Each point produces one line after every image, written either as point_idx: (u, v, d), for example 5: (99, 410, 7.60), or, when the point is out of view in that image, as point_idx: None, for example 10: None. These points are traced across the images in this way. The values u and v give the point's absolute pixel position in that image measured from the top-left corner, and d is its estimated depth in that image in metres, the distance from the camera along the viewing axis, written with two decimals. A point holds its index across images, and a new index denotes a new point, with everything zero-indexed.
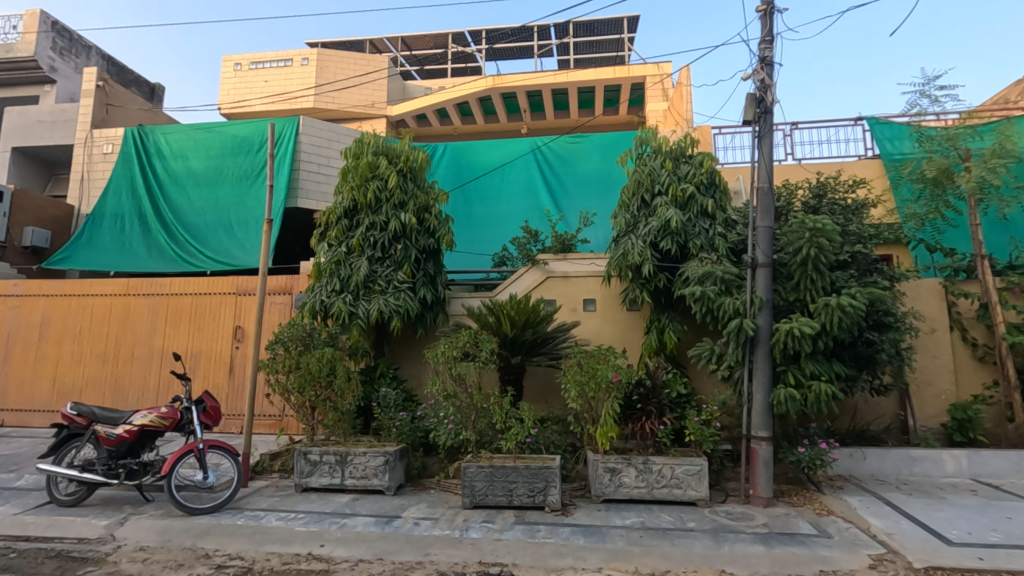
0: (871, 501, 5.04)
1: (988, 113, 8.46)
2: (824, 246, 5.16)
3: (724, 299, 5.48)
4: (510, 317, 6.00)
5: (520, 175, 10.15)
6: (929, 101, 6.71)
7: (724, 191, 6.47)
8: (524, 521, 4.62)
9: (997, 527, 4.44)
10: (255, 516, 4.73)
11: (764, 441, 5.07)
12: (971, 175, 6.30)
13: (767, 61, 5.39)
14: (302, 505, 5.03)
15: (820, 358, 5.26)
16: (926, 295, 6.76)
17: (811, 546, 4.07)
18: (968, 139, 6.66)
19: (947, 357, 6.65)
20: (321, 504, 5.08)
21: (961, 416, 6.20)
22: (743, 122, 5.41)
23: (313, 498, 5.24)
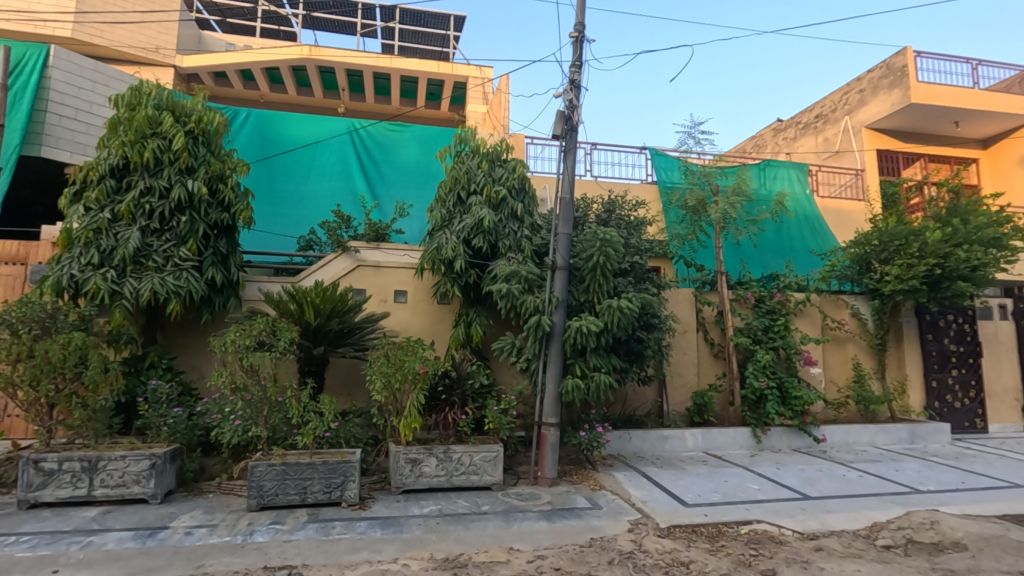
0: (632, 474, 5.93)
1: (732, 158, 10.53)
2: (611, 255, 5.89)
3: (526, 296, 5.92)
4: (315, 304, 5.64)
5: (334, 156, 9.65)
6: (695, 142, 8.10)
7: (532, 197, 6.95)
8: (317, 519, 4.40)
9: (718, 488, 5.57)
10: None
11: (552, 427, 5.61)
12: (718, 207, 7.78)
13: (575, 84, 5.95)
14: (27, 526, 4.08)
15: (602, 353, 5.99)
16: (682, 302, 8.15)
17: (585, 518, 4.64)
18: (719, 178, 8.20)
19: (693, 353, 8.12)
20: (58, 521, 4.18)
21: (700, 401, 7.63)
22: (552, 136, 5.91)
23: (44, 516, 4.27)
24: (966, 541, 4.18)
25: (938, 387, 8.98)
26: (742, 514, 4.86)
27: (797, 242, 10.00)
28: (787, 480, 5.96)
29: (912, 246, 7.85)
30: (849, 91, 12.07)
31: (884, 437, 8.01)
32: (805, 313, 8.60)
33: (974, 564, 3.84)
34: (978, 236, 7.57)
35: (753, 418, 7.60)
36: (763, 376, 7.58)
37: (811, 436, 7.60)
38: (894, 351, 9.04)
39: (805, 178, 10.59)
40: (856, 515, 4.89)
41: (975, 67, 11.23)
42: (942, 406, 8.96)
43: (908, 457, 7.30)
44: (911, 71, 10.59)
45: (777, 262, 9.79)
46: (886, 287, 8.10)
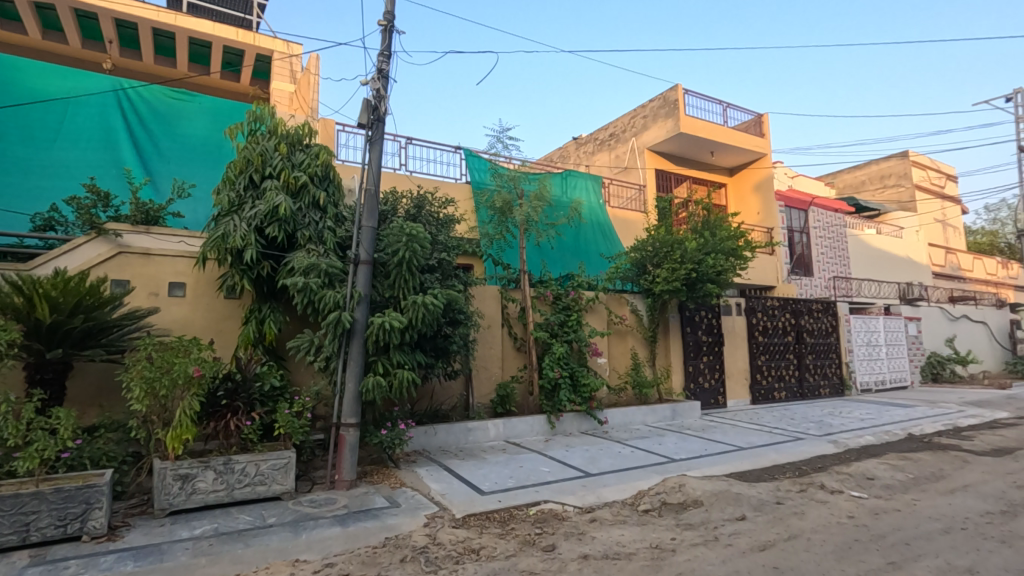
0: (434, 469, 5.99)
1: (537, 166, 11.30)
2: (417, 251, 5.85)
3: (326, 291, 5.59)
4: (51, 298, 4.58)
5: (90, 119, 8.00)
6: (503, 146, 8.47)
7: (338, 187, 6.58)
8: (44, 561, 3.59)
9: (513, 474, 5.91)
10: None
11: (352, 427, 5.39)
12: (522, 210, 8.30)
13: (383, 73, 5.78)
14: None
15: (406, 349, 5.92)
16: (488, 299, 8.50)
17: (381, 518, 4.54)
18: (524, 182, 8.73)
19: (497, 347, 8.53)
20: None
21: (503, 392, 8.08)
22: (357, 124, 5.67)
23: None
24: (703, 498, 5.05)
25: (693, 371, 10.77)
26: (532, 496, 5.23)
27: (590, 245, 11.12)
28: (573, 460, 6.60)
29: (676, 253, 9.29)
30: (634, 116, 13.80)
31: (653, 416, 9.35)
32: (595, 309, 9.63)
33: (707, 516, 4.67)
34: (721, 246, 9.26)
35: (549, 406, 8.26)
36: (557, 366, 8.29)
37: (596, 419, 8.54)
38: (663, 342, 10.59)
39: (599, 189, 11.80)
40: (625, 486, 5.60)
41: (725, 108, 13.73)
42: (695, 387, 10.76)
43: (669, 431, 8.62)
44: (680, 105, 12.52)
45: (574, 263, 10.78)
46: (657, 287, 9.45)
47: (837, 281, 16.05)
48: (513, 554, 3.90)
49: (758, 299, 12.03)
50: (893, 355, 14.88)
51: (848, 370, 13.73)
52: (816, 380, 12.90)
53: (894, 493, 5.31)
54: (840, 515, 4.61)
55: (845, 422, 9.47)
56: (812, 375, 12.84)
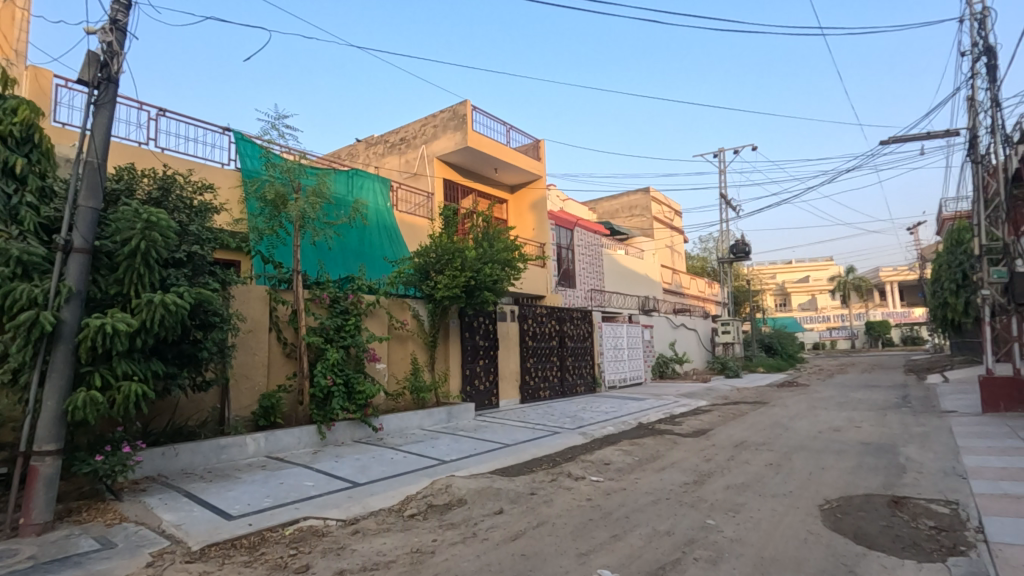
0: (170, 496, 5.14)
1: (320, 161, 10.64)
2: (157, 242, 4.96)
3: (16, 284, 4.37)
4: None
5: None
6: (278, 134, 7.73)
7: (46, 153, 5.23)
8: None
9: (270, 493, 5.39)
10: None
11: (50, 455, 4.31)
12: (298, 205, 7.69)
13: (119, 25, 4.78)
14: None
15: (137, 357, 4.96)
16: (253, 300, 7.65)
17: (86, 565, 3.70)
18: (302, 176, 8.12)
19: (263, 353, 7.73)
20: None
21: (266, 403, 7.34)
22: (76, 81, 4.63)
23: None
24: (467, 496, 5.27)
25: (469, 374, 11.26)
26: (290, 514, 4.83)
27: (373, 248, 10.88)
28: (341, 471, 6.30)
29: (456, 261, 9.63)
30: (425, 124, 13.94)
31: (429, 419, 9.49)
32: (375, 314, 9.38)
33: (468, 514, 4.88)
34: (497, 257, 9.89)
35: (319, 416, 7.77)
36: (331, 373, 7.86)
37: (370, 426, 8.31)
38: (442, 347, 10.86)
39: (387, 192, 11.60)
40: (393, 492, 5.55)
41: (508, 130, 14.78)
42: (471, 389, 11.26)
43: (443, 434, 8.84)
44: (468, 120, 13.09)
45: (355, 265, 10.40)
46: (437, 293, 9.66)
47: (594, 293, 18.48)
48: None
49: (529, 307, 13.15)
50: (632, 357, 17.69)
51: (599, 370, 15.87)
52: (574, 379, 14.61)
53: (623, 474, 6.26)
54: (580, 499, 5.25)
55: (593, 416, 10.89)
56: (571, 375, 14.50)
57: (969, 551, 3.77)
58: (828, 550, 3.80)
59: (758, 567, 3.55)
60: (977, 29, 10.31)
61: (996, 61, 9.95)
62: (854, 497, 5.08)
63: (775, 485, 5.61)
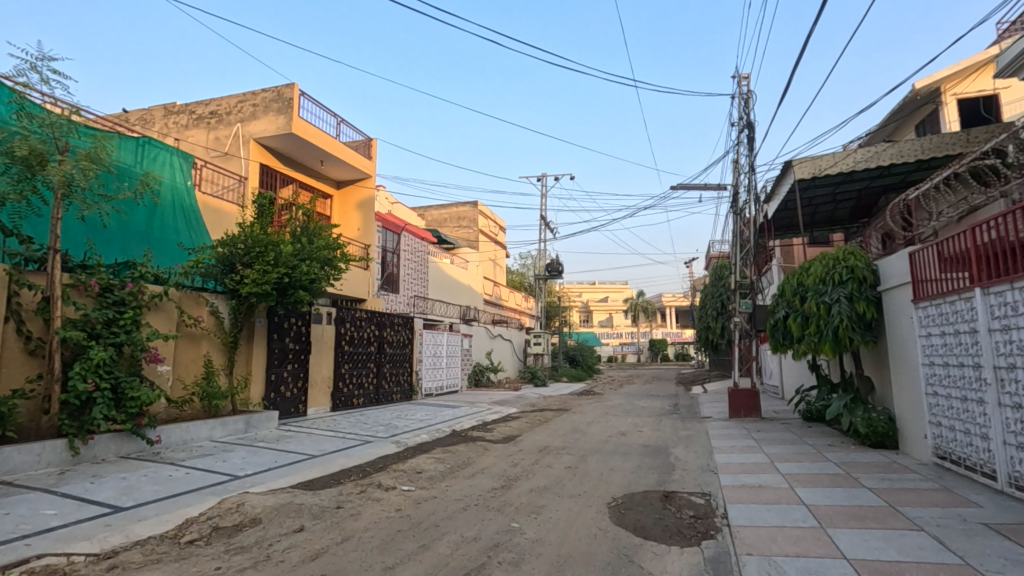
0: None
1: (98, 121, 8.88)
2: None
3: None
4: None
5: None
6: (40, 79, 6.26)
7: None
8: None
9: None
10: None
11: None
12: (62, 169, 6.29)
13: None
14: None
15: None
16: None
17: None
18: (70, 134, 6.68)
19: None
20: None
21: None
22: None
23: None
24: (261, 515, 4.76)
25: (275, 380, 10.28)
26: (16, 553, 3.84)
27: (165, 231, 9.37)
28: (98, 494, 5.23)
29: (269, 255, 8.78)
30: (242, 101, 12.52)
31: (221, 430, 8.41)
32: (161, 308, 8.03)
33: (262, 535, 4.40)
34: (317, 255, 9.26)
35: (72, 427, 6.38)
36: (92, 377, 6.50)
37: (144, 439, 7.07)
38: (244, 349, 9.75)
39: (188, 170, 10.12)
40: (168, 516, 4.76)
41: (339, 123, 14.03)
42: (275, 396, 10.28)
43: (238, 445, 7.92)
44: (294, 104, 12.10)
45: (138, 250, 8.84)
46: (243, 289, 8.69)
47: (417, 300, 18.33)
48: None
49: (348, 310, 12.52)
50: (450, 365, 17.91)
51: (417, 377, 15.75)
52: (390, 387, 14.25)
53: (434, 482, 6.25)
54: (389, 510, 5.10)
55: (408, 424, 10.73)
56: (387, 382, 14.13)
57: (717, 534, 4.53)
58: (613, 543, 4.24)
59: (554, 564, 3.81)
60: (743, 106, 12.72)
61: (755, 134, 12.36)
62: (634, 494, 5.78)
63: (573, 486, 6.12)
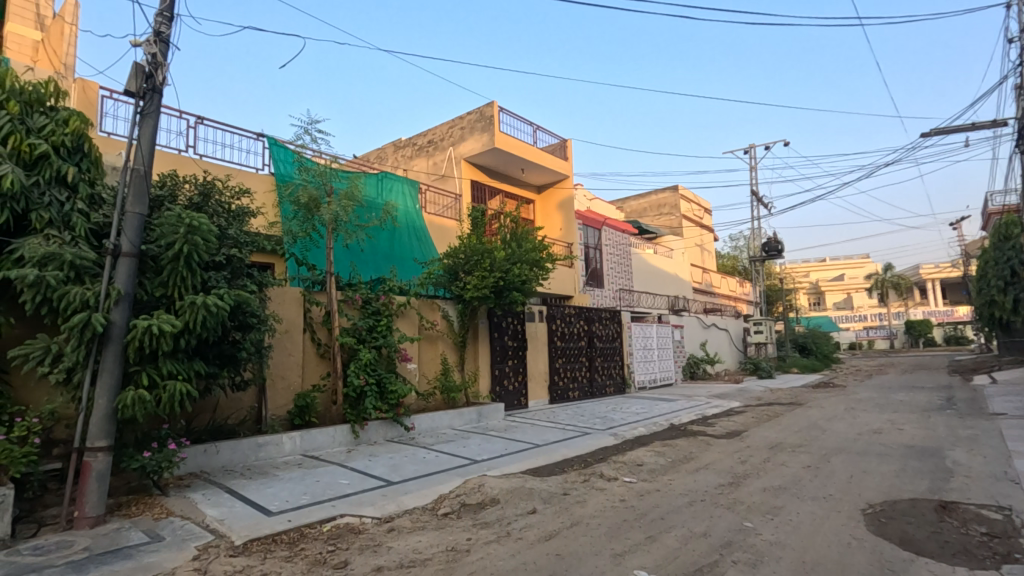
0: (212, 492, 5.31)
1: (349, 165, 10.84)
2: (199, 245, 5.18)
3: (70, 288, 4.61)
4: None
5: None
6: (311, 139, 7.92)
7: (96, 163, 5.47)
8: None
9: (307, 490, 5.51)
10: None
11: (102, 451, 4.53)
12: (331, 208, 7.88)
13: (161, 37, 5.00)
14: None
15: (181, 357, 5.17)
16: (288, 301, 7.83)
17: (137, 557, 3.88)
18: (333, 179, 8.31)
19: (298, 354, 7.91)
20: None
21: (302, 403, 7.51)
22: (124, 91, 4.86)
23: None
24: (499, 496, 5.30)
25: (499, 374, 11.29)
26: (327, 511, 4.93)
27: (403, 249, 11.00)
28: (375, 469, 6.40)
29: (486, 262, 9.65)
30: (452, 127, 14.05)
31: (460, 419, 9.55)
32: (405, 315, 9.48)
33: (501, 513, 4.90)
34: (526, 257, 9.90)
35: (353, 415, 7.92)
36: (363, 373, 7.98)
37: (403, 426, 8.42)
38: (472, 348, 10.91)
39: (416, 195, 11.73)
40: (426, 491, 5.61)
41: (535, 130, 14.78)
42: (501, 389, 11.29)
43: (474, 433, 8.88)
44: (494, 121, 13.12)
45: (386, 267, 10.56)
46: (466, 294, 9.70)
47: (623, 293, 18.31)
48: None
49: (558, 307, 13.11)
50: (662, 357, 17.47)
51: (629, 370, 15.73)
52: (603, 380, 14.51)
53: (656, 475, 6.19)
54: (613, 500, 5.22)
55: (623, 417, 10.78)
56: (600, 375, 14.40)
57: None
58: (873, 556, 3.69)
59: (799, 571, 3.47)
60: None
61: None
62: (899, 501, 4.93)
63: (815, 487, 5.48)
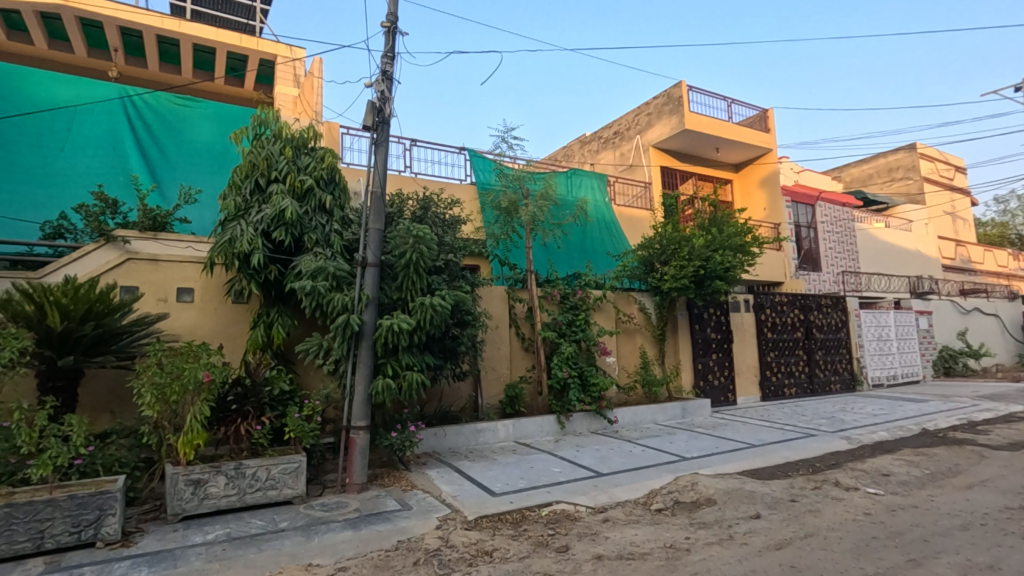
0: (445, 470, 6.00)
1: (541, 166, 11.30)
2: (424, 252, 5.90)
3: (334, 294, 5.61)
4: (62, 305, 4.67)
5: (97, 127, 8.20)
6: (507, 146, 8.43)
7: (343, 190, 6.58)
8: (59, 568, 3.65)
9: (523, 475, 5.89)
10: None
11: (362, 430, 5.42)
12: (528, 210, 8.31)
13: (387, 75, 5.79)
14: None
15: (415, 350, 5.95)
16: (495, 299, 8.47)
17: (394, 521, 4.58)
18: (529, 182, 8.74)
19: (506, 348, 8.52)
20: None
21: (512, 393, 8.06)
22: (363, 126, 5.72)
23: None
24: (716, 496, 5.02)
25: (703, 369, 10.70)
26: (544, 496, 5.22)
27: (596, 243, 11.09)
28: (584, 460, 6.57)
29: (683, 250, 9.20)
30: (639, 114, 13.72)
31: (663, 414, 9.29)
32: (602, 308, 9.54)
33: (720, 515, 4.63)
34: (729, 243, 9.20)
35: (558, 406, 8.24)
36: (566, 366, 8.25)
37: (606, 418, 8.50)
38: (672, 341, 10.52)
39: (605, 188, 11.74)
40: (637, 485, 5.58)
41: (730, 104, 13.63)
42: (705, 384, 10.69)
43: (680, 429, 8.56)
44: (684, 101, 12.41)
45: (581, 262, 10.77)
46: (664, 285, 9.38)
47: (846, 276, 15.90)
48: (526, 556, 3.89)
49: (766, 295, 11.93)
50: (903, 350, 14.74)
51: (859, 365, 13.60)
52: (826, 376, 12.80)
53: (910, 488, 5.25)
54: (855, 512, 4.56)
55: (856, 418, 9.36)
56: (822, 370, 12.72)
57: None
58: None
59: None
60: None
61: None
62: None
63: None
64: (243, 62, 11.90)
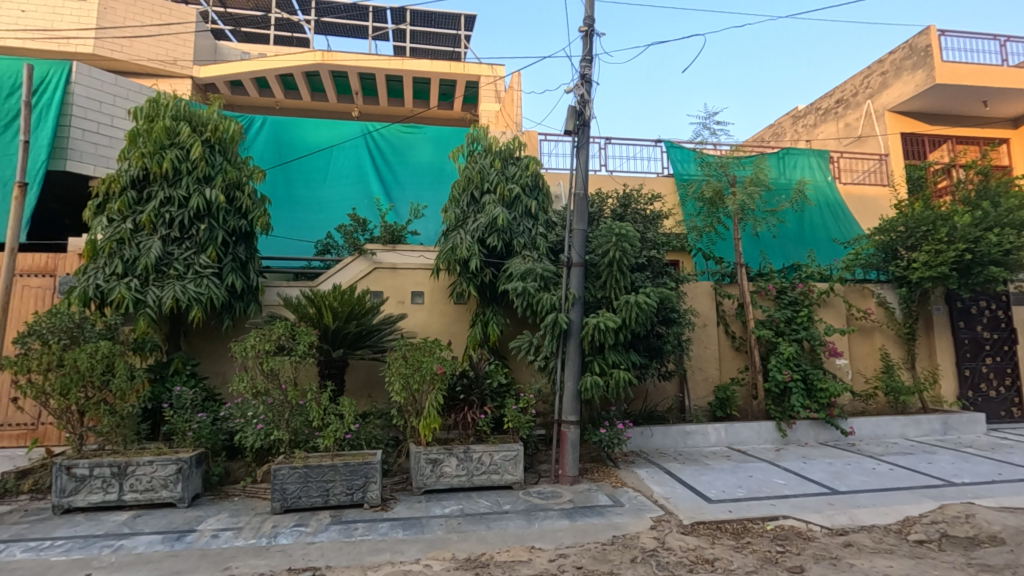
0: (654, 471, 5.90)
1: (748, 149, 10.40)
2: (627, 249, 5.89)
3: (542, 294, 5.93)
4: (333, 308, 5.78)
5: (348, 158, 9.91)
6: (709, 133, 7.93)
7: (546, 194, 6.92)
8: (340, 521, 4.51)
9: (741, 484, 5.49)
10: (38, 547, 3.95)
11: (572, 424, 5.60)
12: (736, 198, 7.68)
13: (586, 79, 5.91)
14: (102, 529, 4.31)
15: (621, 349, 5.97)
16: (701, 295, 8.06)
17: (607, 516, 4.66)
18: (734, 168, 8.10)
19: (714, 347, 8.05)
20: (119, 526, 4.38)
21: (721, 395, 7.56)
22: (564, 131, 5.92)
23: (64, 521, 4.46)
24: (1004, 535, 4.05)
25: (971, 376, 8.71)
26: (768, 509, 4.79)
27: (819, 230, 9.80)
28: (813, 474, 5.85)
29: (940, 232, 7.56)
30: (870, 75, 11.75)
31: (916, 428, 7.80)
32: (829, 304, 8.42)
33: (1013, 559, 3.71)
34: (1009, 219, 7.35)
35: (778, 412, 7.48)
36: (786, 368, 7.43)
37: (839, 429, 7.45)
38: (924, 341, 8.79)
39: (826, 166, 10.35)
40: (887, 509, 4.77)
41: (1003, 44, 10.85)
42: (976, 395, 8.69)
43: (941, 448, 7.10)
44: (935, 50, 10.18)
45: (800, 252, 9.63)
46: (913, 275, 7.85)
47: None
48: (753, 571, 3.62)
49: None
50: None
51: None
52: None
53: None
54: None
55: None
56: None
57: None
58: None
59: None
60: None
61: None
62: None
63: None
64: (453, 87, 13.29)
